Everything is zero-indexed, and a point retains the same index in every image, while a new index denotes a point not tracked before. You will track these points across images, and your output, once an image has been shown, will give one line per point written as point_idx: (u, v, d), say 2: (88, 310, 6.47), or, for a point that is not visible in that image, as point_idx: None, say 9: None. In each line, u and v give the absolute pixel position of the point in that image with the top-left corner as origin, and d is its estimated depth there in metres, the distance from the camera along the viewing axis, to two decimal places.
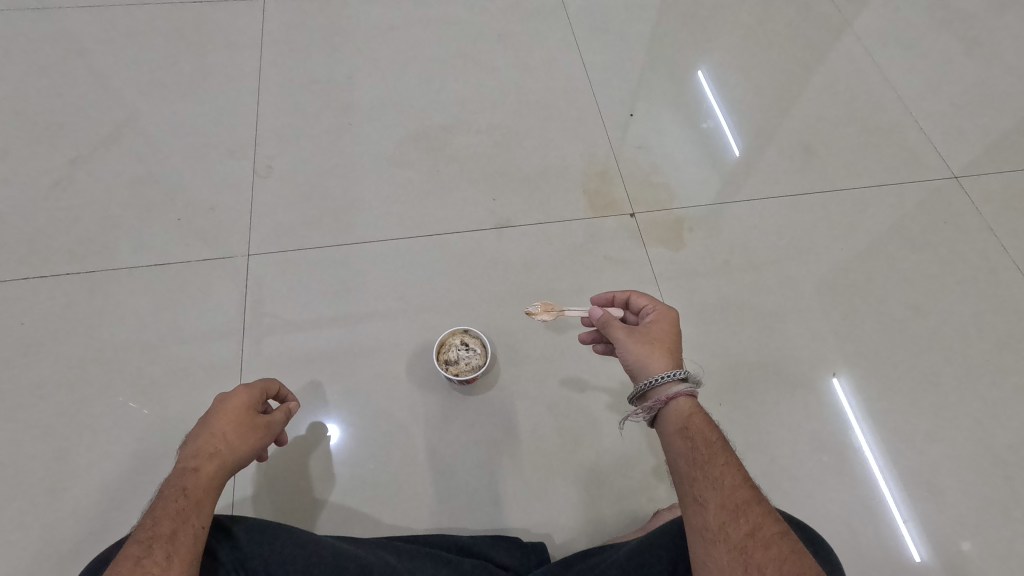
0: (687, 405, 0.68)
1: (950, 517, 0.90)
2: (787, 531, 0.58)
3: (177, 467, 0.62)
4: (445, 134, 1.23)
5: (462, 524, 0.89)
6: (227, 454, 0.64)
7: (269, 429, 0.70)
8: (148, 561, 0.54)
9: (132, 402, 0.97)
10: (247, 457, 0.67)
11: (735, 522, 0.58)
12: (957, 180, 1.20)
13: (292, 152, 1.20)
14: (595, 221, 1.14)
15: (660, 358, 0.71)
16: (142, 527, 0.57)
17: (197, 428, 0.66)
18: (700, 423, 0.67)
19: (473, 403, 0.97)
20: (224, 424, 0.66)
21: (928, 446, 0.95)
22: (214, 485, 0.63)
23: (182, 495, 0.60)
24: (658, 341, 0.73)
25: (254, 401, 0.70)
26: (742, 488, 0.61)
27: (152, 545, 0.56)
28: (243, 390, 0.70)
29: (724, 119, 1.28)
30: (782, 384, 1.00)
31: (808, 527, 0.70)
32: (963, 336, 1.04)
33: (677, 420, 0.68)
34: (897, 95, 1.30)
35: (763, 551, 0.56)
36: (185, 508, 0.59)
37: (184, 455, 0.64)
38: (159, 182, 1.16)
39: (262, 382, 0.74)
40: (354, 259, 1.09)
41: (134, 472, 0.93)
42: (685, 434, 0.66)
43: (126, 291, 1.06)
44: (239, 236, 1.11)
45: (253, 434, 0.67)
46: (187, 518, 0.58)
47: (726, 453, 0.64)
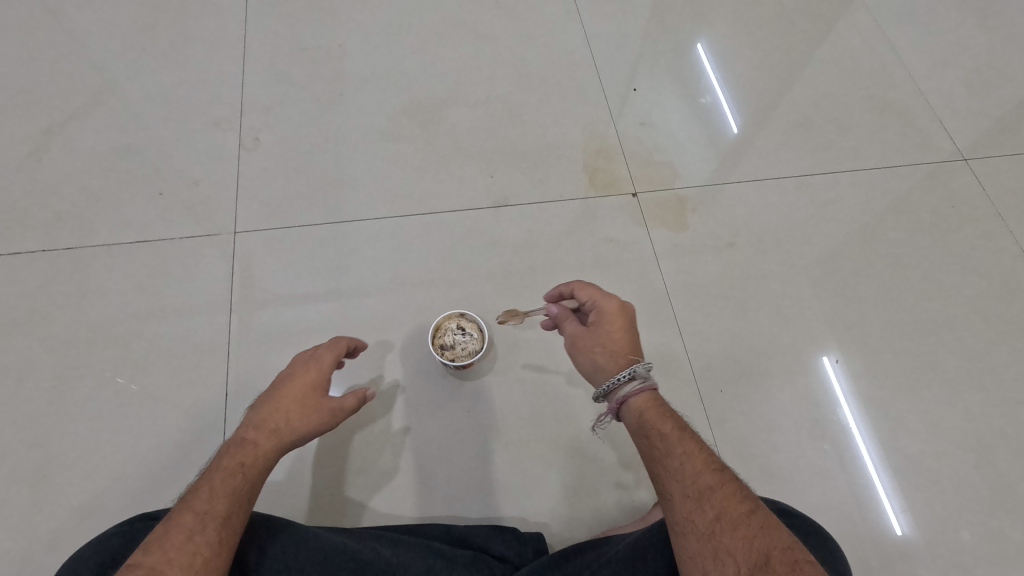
0: (642, 401, 0.69)
1: (950, 507, 0.89)
2: (755, 509, 0.59)
3: (239, 439, 0.65)
4: (441, 107, 1.18)
5: (458, 513, 0.87)
6: (285, 434, 0.66)
7: (337, 413, 0.70)
8: (202, 538, 0.56)
9: (120, 377, 0.94)
10: (305, 438, 0.68)
11: (700, 509, 0.59)
12: (967, 162, 1.16)
13: (280, 125, 1.14)
14: (596, 201, 1.10)
15: (605, 365, 0.71)
16: (198, 500, 0.59)
17: (263, 402, 0.68)
18: (654, 415, 0.68)
19: (469, 388, 0.95)
20: (289, 404, 0.68)
21: (930, 435, 0.94)
22: (267, 464, 0.65)
23: (238, 470, 0.62)
24: (601, 343, 0.73)
25: (321, 381, 0.71)
26: (704, 475, 0.62)
27: (208, 520, 0.57)
28: (312, 368, 0.71)
29: (723, 94, 1.23)
30: (786, 371, 0.97)
31: (805, 518, 0.70)
32: (967, 324, 1.02)
33: (634, 418, 0.69)
34: (907, 72, 1.26)
35: (731, 534, 0.57)
36: (240, 486, 0.61)
37: (247, 429, 0.65)
38: (140, 155, 1.10)
39: (332, 354, 0.74)
40: (346, 238, 1.05)
41: (121, 457, 0.90)
42: (642, 432, 0.68)
43: (107, 269, 1.01)
44: (225, 212, 1.07)
45: (315, 417, 0.68)
46: (241, 498, 0.60)
47: (683, 442, 0.65)
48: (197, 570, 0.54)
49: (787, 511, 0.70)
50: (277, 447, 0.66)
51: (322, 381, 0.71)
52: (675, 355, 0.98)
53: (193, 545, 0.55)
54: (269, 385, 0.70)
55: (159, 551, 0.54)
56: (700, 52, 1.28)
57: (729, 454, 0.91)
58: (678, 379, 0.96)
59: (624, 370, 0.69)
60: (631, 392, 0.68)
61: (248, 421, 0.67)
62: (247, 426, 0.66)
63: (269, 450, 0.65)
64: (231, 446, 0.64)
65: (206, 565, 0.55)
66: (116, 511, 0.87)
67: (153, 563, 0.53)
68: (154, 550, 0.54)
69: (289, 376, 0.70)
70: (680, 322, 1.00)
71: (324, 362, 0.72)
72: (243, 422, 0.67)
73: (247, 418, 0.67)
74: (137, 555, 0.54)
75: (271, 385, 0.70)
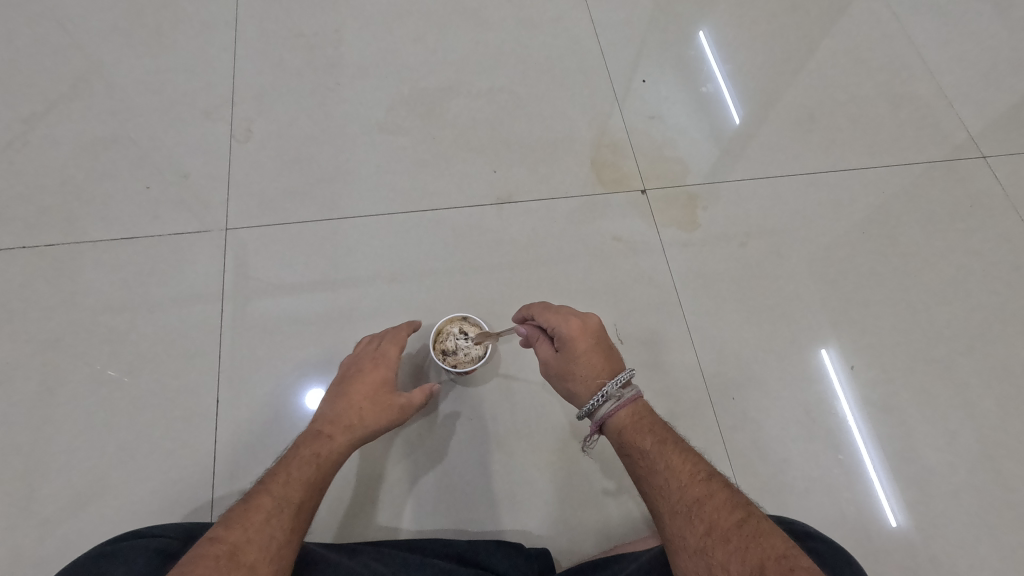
0: (622, 419, 0.70)
1: (972, 519, 0.85)
2: (747, 517, 0.58)
3: (315, 431, 0.73)
4: (442, 98, 1.13)
5: (461, 527, 0.83)
6: (358, 429, 0.74)
7: (405, 410, 0.77)
8: (279, 522, 0.61)
9: (112, 370, 0.91)
10: (374, 434, 0.75)
11: (690, 525, 0.59)
12: (985, 159, 1.12)
13: (273, 115, 1.09)
14: (603, 199, 1.06)
15: (579, 391, 0.73)
16: (276, 486, 0.65)
17: (337, 397, 0.76)
18: (635, 433, 0.68)
19: (472, 393, 0.90)
20: (361, 400, 0.75)
21: (950, 444, 0.90)
22: (338, 457, 0.72)
23: (313, 460, 0.69)
24: (569, 370, 0.73)
25: (389, 378, 0.79)
26: (690, 488, 0.61)
27: (284, 506, 0.63)
28: (380, 366, 0.79)
29: (722, 81, 1.19)
30: (800, 377, 0.94)
31: (829, 542, 0.67)
32: (988, 327, 0.98)
33: (618, 440, 0.70)
34: (925, 65, 1.21)
35: (722, 547, 0.56)
36: (311, 476, 0.68)
37: (323, 424, 0.73)
38: (126, 146, 1.06)
39: (396, 348, 0.82)
40: (344, 236, 1.01)
41: (106, 463, 0.86)
42: (624, 452, 0.69)
43: (92, 267, 0.97)
44: (216, 208, 1.02)
45: (384, 413, 0.75)
46: (311, 488, 0.67)
47: (665, 456, 0.65)
48: (273, 552, 0.58)
49: (808, 533, 0.69)
50: (350, 442, 0.73)
51: (389, 377, 0.79)
52: (685, 360, 0.95)
53: (270, 527, 0.60)
54: (340, 382, 0.78)
55: (240, 530, 0.59)
56: (708, 40, 1.23)
57: (740, 463, 0.88)
58: (687, 386, 0.93)
59: (594, 398, 0.70)
60: (603, 418, 0.70)
61: (323, 417, 0.74)
62: (324, 421, 0.74)
63: (342, 444, 0.72)
64: (309, 438, 0.72)
65: (280, 548, 0.59)
66: (99, 520, 0.83)
67: (235, 540, 0.57)
68: (236, 527, 0.59)
69: (358, 373, 0.78)
70: (690, 326, 0.97)
71: (388, 356, 0.81)
72: (318, 418, 0.74)
73: (321, 414, 0.75)
74: (220, 530, 0.58)
75: (343, 382, 0.78)
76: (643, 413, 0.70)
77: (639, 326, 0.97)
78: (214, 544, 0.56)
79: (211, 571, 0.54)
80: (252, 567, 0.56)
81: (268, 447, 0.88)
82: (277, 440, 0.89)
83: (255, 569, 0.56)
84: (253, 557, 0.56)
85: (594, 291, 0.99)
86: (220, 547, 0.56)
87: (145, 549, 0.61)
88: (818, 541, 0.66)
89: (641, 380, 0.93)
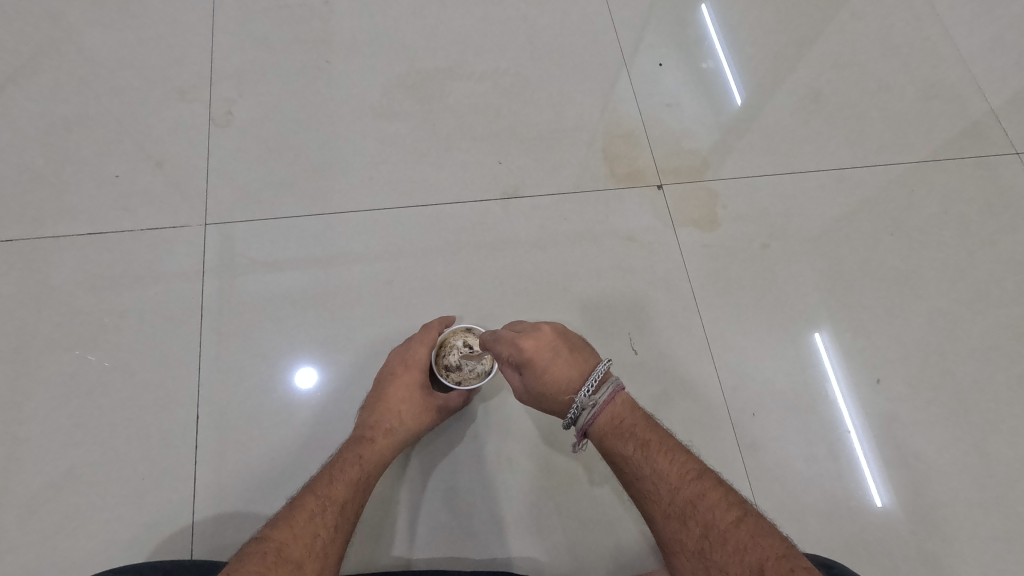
0: (602, 424, 0.64)
1: (998, 543, 0.81)
2: (742, 515, 0.55)
3: (357, 435, 0.74)
4: (442, 80, 1.04)
5: (465, 553, 0.78)
6: (399, 432, 0.76)
7: (441, 411, 0.79)
8: (322, 521, 0.62)
9: (91, 357, 0.84)
10: (413, 436, 0.78)
11: (686, 528, 0.56)
12: (1018, 155, 1.05)
13: (257, 95, 1.00)
14: (616, 194, 0.99)
15: (556, 407, 0.68)
16: (320, 486, 0.66)
17: (376, 401, 0.77)
18: (615, 438, 0.63)
19: (477, 409, 0.85)
20: (399, 403, 0.77)
21: (975, 463, 0.85)
22: (380, 461, 0.74)
23: (358, 462, 0.71)
24: (544, 394, 0.67)
25: (422, 379, 0.78)
26: (680, 490, 0.58)
27: (328, 505, 0.64)
28: (411, 367, 0.78)
29: (724, 57, 1.11)
30: (821, 390, 0.89)
31: None
32: (1018, 339, 0.92)
33: (600, 446, 0.65)
34: (957, 50, 1.13)
35: (720, 549, 0.53)
36: (355, 479, 0.69)
37: (364, 429, 0.75)
38: (93, 128, 0.96)
39: (424, 349, 0.78)
40: (336, 230, 0.93)
41: (73, 483, 0.78)
42: (609, 456, 0.64)
43: (57, 262, 0.89)
44: (195, 198, 0.93)
45: (422, 415, 0.78)
46: (356, 490, 0.69)
47: (649, 458, 0.60)
48: (317, 549, 0.60)
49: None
50: (391, 445, 0.75)
51: (423, 379, 0.78)
52: (701, 372, 0.89)
53: (315, 525, 0.61)
54: (376, 386, 0.79)
55: (286, 528, 0.59)
56: (710, 13, 1.14)
57: (757, 483, 0.83)
58: (703, 400, 0.87)
59: (571, 412, 0.65)
60: (583, 427, 0.65)
61: (363, 423, 0.76)
62: (364, 426, 0.75)
63: (384, 448, 0.74)
64: (351, 441, 0.74)
65: (324, 546, 0.60)
66: (67, 546, 0.75)
67: (282, 538, 0.58)
68: (281, 526, 0.60)
69: (391, 376, 0.78)
70: (708, 334, 0.91)
71: (418, 358, 0.78)
72: (359, 424, 0.76)
73: (361, 419, 0.77)
74: (267, 530, 0.59)
75: (377, 385, 0.79)
76: (622, 414, 0.64)
77: (653, 335, 0.91)
78: (262, 542, 0.57)
79: (262, 567, 0.54)
80: (300, 563, 0.57)
81: (254, 469, 0.80)
82: (264, 463, 0.81)
83: (302, 566, 0.57)
84: (300, 554, 0.57)
85: (606, 294, 0.92)
86: (268, 544, 0.57)
87: None
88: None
89: (654, 393, 0.87)
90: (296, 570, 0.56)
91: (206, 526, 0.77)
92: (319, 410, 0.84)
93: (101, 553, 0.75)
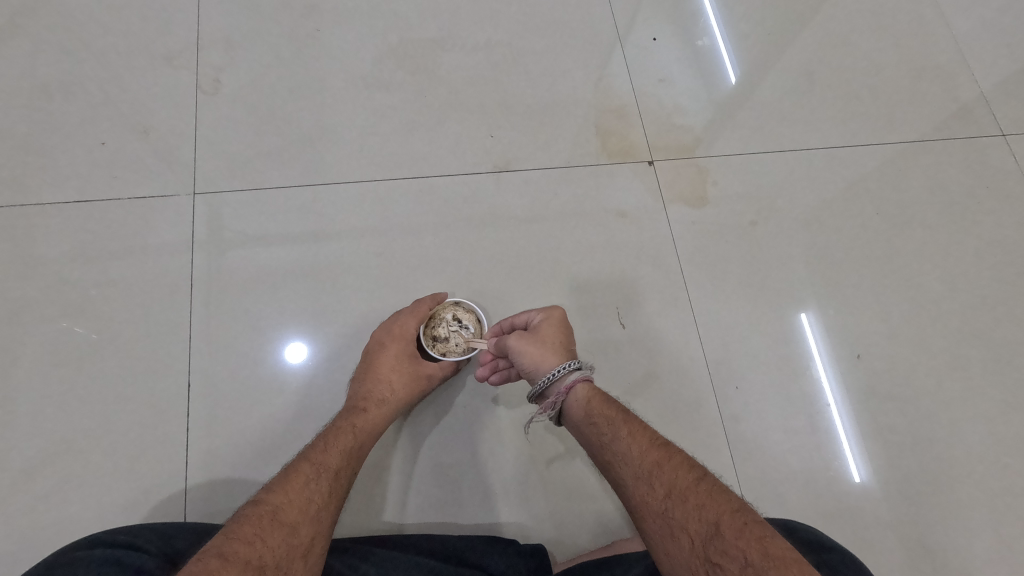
0: (586, 390, 0.68)
1: (965, 511, 0.84)
2: (704, 476, 0.57)
3: (351, 405, 0.75)
4: (435, 52, 1.02)
5: (453, 519, 0.80)
6: (391, 402, 0.77)
7: (432, 380, 0.80)
8: (316, 487, 0.64)
9: (78, 328, 0.84)
10: (406, 406, 0.79)
11: (652, 489, 0.58)
12: (1005, 138, 1.06)
13: (245, 63, 0.98)
14: (607, 169, 0.99)
15: (546, 357, 0.70)
16: (315, 453, 0.67)
17: (367, 373, 0.78)
18: (599, 402, 0.67)
19: (466, 380, 0.86)
20: (391, 374, 0.78)
21: (946, 435, 0.88)
22: (374, 431, 0.75)
23: (352, 430, 0.72)
24: (549, 341, 0.72)
25: (410, 350, 0.79)
26: (650, 452, 0.60)
27: (322, 471, 0.65)
28: (398, 339, 0.79)
29: (721, 34, 1.10)
30: (802, 365, 0.91)
31: (849, 552, 0.64)
32: (994, 319, 0.95)
33: (578, 410, 0.68)
34: (951, 32, 1.13)
35: (681, 507, 0.55)
36: (350, 447, 0.71)
37: (357, 400, 0.76)
38: (77, 95, 0.94)
39: (414, 321, 0.79)
40: (326, 202, 0.93)
41: (65, 449, 0.79)
42: (589, 421, 0.66)
43: (42, 231, 0.88)
44: (182, 169, 0.92)
45: (413, 385, 0.78)
46: (350, 458, 0.70)
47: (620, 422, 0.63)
48: (312, 513, 0.61)
49: (818, 541, 0.66)
50: (384, 415, 0.76)
51: (412, 349, 0.79)
52: (687, 346, 0.91)
53: (309, 491, 0.62)
54: (366, 358, 0.79)
55: (281, 492, 0.61)
56: None
57: (738, 454, 0.86)
58: (688, 373, 0.89)
59: (562, 367, 0.68)
60: (568, 386, 0.68)
61: (356, 394, 0.77)
62: (357, 397, 0.76)
63: (377, 417, 0.75)
64: (345, 412, 0.75)
65: (318, 511, 0.62)
66: (60, 509, 0.77)
67: (276, 501, 0.59)
68: (277, 490, 0.61)
69: (379, 347, 0.79)
70: (694, 310, 0.93)
71: (407, 329, 0.79)
72: (352, 395, 0.77)
73: (353, 391, 0.77)
74: (262, 494, 0.60)
75: (366, 358, 0.79)
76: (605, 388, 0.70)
77: (641, 310, 0.92)
78: (257, 505, 0.59)
79: (257, 529, 0.56)
80: (294, 526, 0.58)
81: (246, 437, 0.81)
82: (256, 430, 0.82)
83: (297, 529, 0.58)
84: (295, 517, 0.59)
85: (595, 269, 0.93)
86: (262, 508, 0.58)
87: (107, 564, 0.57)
88: (835, 548, 0.64)
89: (640, 367, 0.89)
90: (291, 533, 0.58)
91: (198, 493, 0.79)
92: (310, 383, 0.84)
93: (95, 516, 0.77)
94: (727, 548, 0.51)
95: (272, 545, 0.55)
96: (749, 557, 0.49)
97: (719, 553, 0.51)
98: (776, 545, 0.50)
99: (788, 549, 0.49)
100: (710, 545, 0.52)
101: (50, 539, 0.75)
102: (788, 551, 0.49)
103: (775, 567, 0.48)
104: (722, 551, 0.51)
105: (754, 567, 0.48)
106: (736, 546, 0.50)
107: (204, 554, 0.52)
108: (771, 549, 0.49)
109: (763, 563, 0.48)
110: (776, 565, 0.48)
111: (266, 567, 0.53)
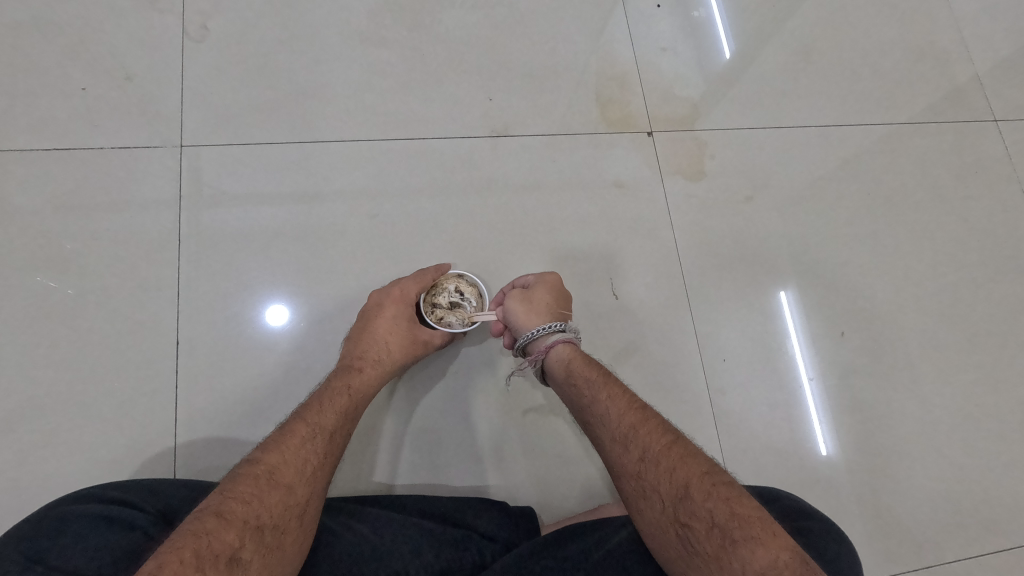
0: (563, 351, 0.71)
1: (930, 482, 0.88)
2: (676, 438, 0.58)
3: (345, 365, 0.75)
4: (432, 7, 0.99)
5: (445, 482, 0.81)
6: (387, 363, 0.76)
7: (427, 346, 0.79)
8: (313, 447, 0.63)
9: (54, 282, 0.82)
10: (402, 367, 0.79)
11: (626, 452, 0.60)
12: (996, 124, 1.07)
13: (233, 10, 0.94)
14: (606, 140, 0.98)
15: (534, 316, 0.73)
16: (310, 414, 0.67)
17: (363, 333, 0.77)
18: (583, 361, 0.70)
19: (458, 347, 0.86)
20: (386, 337, 0.77)
21: (919, 413, 0.91)
22: (368, 390, 0.75)
23: (346, 392, 0.72)
24: (542, 301, 0.74)
25: (405, 313, 0.78)
26: (626, 416, 0.61)
27: (318, 430, 0.65)
28: (398, 299, 0.78)
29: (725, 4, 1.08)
30: (788, 340, 0.93)
31: (830, 522, 0.67)
32: (971, 300, 0.97)
33: (567, 364, 0.70)
34: (951, 13, 1.12)
35: (653, 470, 0.57)
36: (347, 408, 0.71)
37: (352, 359, 0.75)
38: (52, 37, 0.89)
39: (416, 286, 0.79)
40: (319, 160, 0.90)
41: (45, 405, 0.78)
42: (570, 380, 0.69)
43: (15, 180, 0.84)
44: (167, 121, 0.89)
45: (409, 349, 0.78)
46: (347, 418, 0.70)
47: (605, 385, 0.65)
48: (307, 473, 0.61)
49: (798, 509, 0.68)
50: (378, 376, 0.76)
51: (410, 313, 0.78)
52: (678, 319, 0.92)
53: (305, 451, 0.62)
54: (362, 319, 0.79)
55: (276, 452, 0.60)
56: None
57: (721, 424, 0.88)
58: (678, 346, 0.91)
59: (551, 324, 0.72)
60: (551, 343, 0.71)
61: (350, 353, 0.77)
62: (352, 356, 0.76)
63: (372, 379, 0.75)
64: (340, 371, 0.74)
65: (314, 472, 0.62)
66: (48, 464, 0.76)
67: (272, 461, 0.59)
68: (272, 450, 0.61)
69: (377, 308, 0.78)
70: (687, 285, 0.93)
71: (407, 293, 0.78)
72: (346, 355, 0.77)
73: (348, 350, 0.77)
74: (258, 453, 0.60)
75: (364, 318, 0.79)
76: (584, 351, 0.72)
77: (633, 281, 0.92)
78: (253, 464, 0.59)
79: (252, 490, 0.56)
80: (291, 487, 0.59)
81: (234, 396, 0.81)
82: (245, 391, 0.81)
83: (293, 489, 0.59)
84: (292, 478, 0.59)
85: (589, 240, 0.93)
86: (258, 467, 0.58)
87: (101, 524, 0.57)
88: (819, 517, 0.67)
89: (632, 339, 0.90)
90: (287, 493, 0.58)
91: (187, 452, 0.78)
92: (295, 344, 0.84)
93: (83, 470, 0.76)
94: (696, 510, 0.52)
95: (269, 505, 0.56)
96: (716, 518, 0.51)
97: (688, 515, 0.53)
98: (742, 504, 0.51)
99: (753, 507, 0.51)
100: (679, 506, 0.54)
101: (34, 494, 0.75)
102: (752, 510, 0.51)
103: (740, 527, 0.49)
104: (692, 512, 0.52)
105: (720, 527, 0.50)
106: (703, 508, 0.52)
107: (201, 513, 0.52)
108: (737, 510, 0.51)
109: (728, 523, 0.50)
110: (742, 525, 0.50)
111: (265, 527, 0.54)
